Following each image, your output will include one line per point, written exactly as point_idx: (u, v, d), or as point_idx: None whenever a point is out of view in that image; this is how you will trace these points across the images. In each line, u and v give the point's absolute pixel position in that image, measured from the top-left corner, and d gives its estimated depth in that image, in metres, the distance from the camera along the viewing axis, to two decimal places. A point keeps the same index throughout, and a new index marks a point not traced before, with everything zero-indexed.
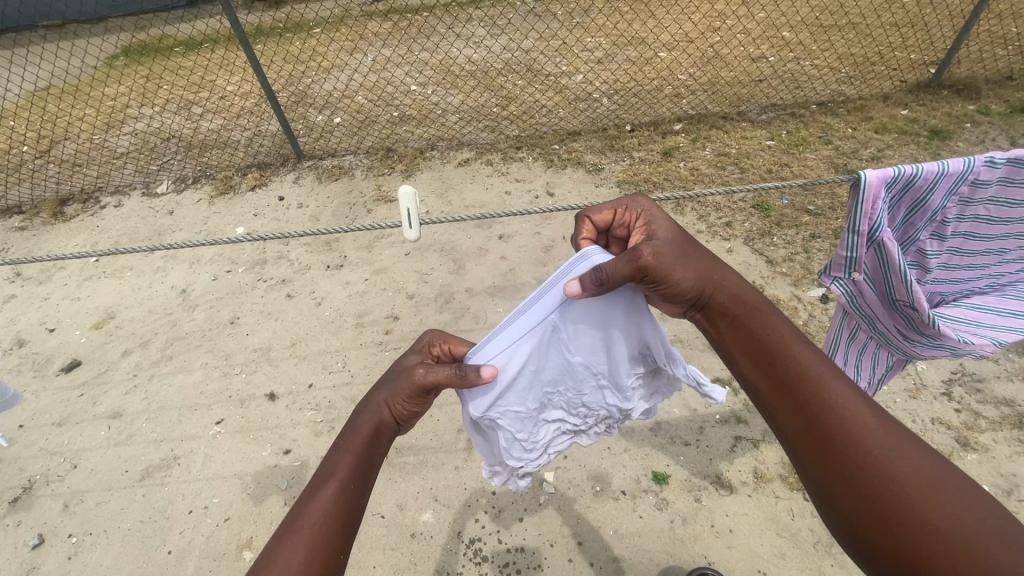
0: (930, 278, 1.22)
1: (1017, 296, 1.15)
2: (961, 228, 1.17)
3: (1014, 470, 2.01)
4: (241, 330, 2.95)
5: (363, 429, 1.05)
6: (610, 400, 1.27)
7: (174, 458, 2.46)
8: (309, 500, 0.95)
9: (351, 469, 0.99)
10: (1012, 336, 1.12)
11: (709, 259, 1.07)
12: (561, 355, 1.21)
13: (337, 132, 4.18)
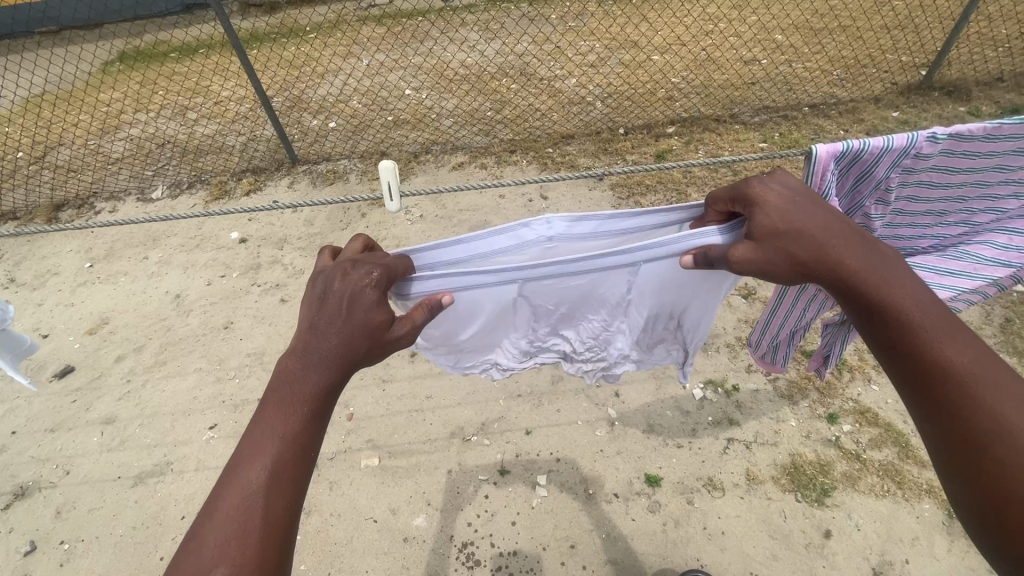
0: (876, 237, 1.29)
1: (955, 258, 1.23)
2: (904, 192, 1.22)
3: None
4: (235, 335, 2.94)
5: (308, 385, 0.91)
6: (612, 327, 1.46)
7: (166, 465, 2.46)
8: (241, 471, 0.83)
9: (295, 431, 0.87)
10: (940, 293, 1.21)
11: (835, 246, 0.96)
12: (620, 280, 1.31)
13: (331, 137, 4.19)
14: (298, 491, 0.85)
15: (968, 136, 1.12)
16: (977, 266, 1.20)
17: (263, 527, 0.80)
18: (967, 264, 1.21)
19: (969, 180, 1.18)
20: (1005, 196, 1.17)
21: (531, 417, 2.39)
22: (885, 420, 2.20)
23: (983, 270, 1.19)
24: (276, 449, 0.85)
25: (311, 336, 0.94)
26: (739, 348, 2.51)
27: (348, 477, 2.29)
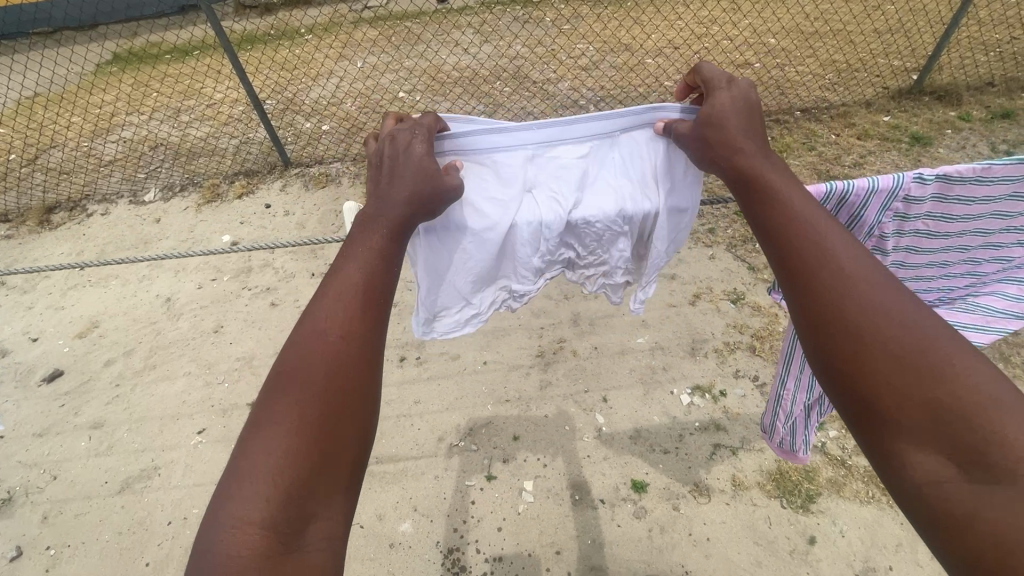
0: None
1: (965, 311, 1.26)
2: (904, 244, 1.20)
3: None
4: (225, 339, 2.94)
5: (385, 205, 0.85)
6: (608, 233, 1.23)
7: (153, 470, 2.46)
8: (338, 273, 0.78)
9: (384, 243, 0.81)
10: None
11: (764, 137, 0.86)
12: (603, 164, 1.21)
13: (324, 140, 4.19)
14: (391, 287, 0.79)
15: (956, 179, 1.11)
16: (989, 319, 1.23)
17: (363, 320, 0.74)
18: (979, 318, 1.23)
19: (968, 229, 1.18)
20: (1008, 244, 1.20)
21: (519, 423, 2.40)
22: None
23: (996, 324, 1.22)
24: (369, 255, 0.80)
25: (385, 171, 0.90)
26: (727, 354, 2.51)
27: None
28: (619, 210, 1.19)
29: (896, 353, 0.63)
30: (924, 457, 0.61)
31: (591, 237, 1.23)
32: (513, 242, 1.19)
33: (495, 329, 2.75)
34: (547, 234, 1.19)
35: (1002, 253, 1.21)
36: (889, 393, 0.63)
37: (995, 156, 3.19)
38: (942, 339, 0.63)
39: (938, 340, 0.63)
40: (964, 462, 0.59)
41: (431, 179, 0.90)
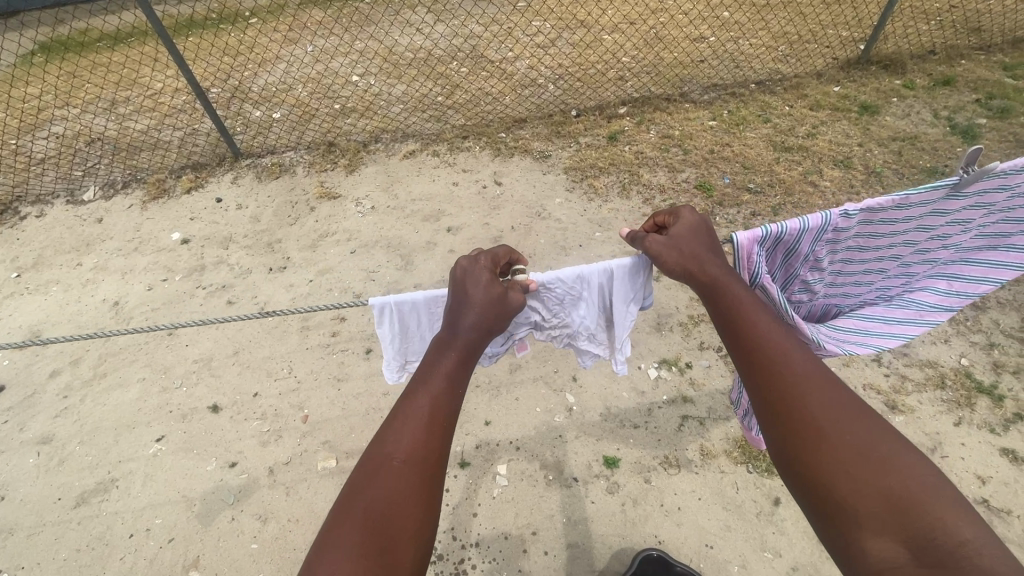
0: (819, 297, 1.40)
1: (899, 306, 1.30)
2: (837, 258, 1.34)
3: (936, 429, 2.14)
4: (180, 341, 2.81)
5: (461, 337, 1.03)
6: (572, 315, 1.38)
7: (111, 482, 2.35)
8: (406, 402, 0.94)
9: (450, 369, 0.99)
10: (893, 343, 1.26)
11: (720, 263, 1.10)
12: (559, 279, 1.30)
13: (275, 128, 4.01)
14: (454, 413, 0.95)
15: (878, 209, 1.25)
16: (921, 313, 1.27)
17: (432, 442, 0.90)
18: (913, 312, 1.27)
19: (894, 241, 1.31)
20: (934, 250, 1.30)
21: (490, 408, 2.38)
22: None
23: (927, 317, 1.26)
24: (435, 388, 0.96)
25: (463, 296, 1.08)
26: (692, 327, 2.55)
27: (305, 480, 2.28)
28: (575, 278, 1.31)
29: (848, 449, 0.84)
30: (882, 545, 0.78)
31: (552, 303, 1.34)
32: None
33: None
34: None
35: (930, 257, 1.30)
36: (852, 486, 0.82)
37: (938, 121, 3.31)
38: (892, 446, 0.84)
39: (883, 445, 0.84)
40: (916, 548, 0.75)
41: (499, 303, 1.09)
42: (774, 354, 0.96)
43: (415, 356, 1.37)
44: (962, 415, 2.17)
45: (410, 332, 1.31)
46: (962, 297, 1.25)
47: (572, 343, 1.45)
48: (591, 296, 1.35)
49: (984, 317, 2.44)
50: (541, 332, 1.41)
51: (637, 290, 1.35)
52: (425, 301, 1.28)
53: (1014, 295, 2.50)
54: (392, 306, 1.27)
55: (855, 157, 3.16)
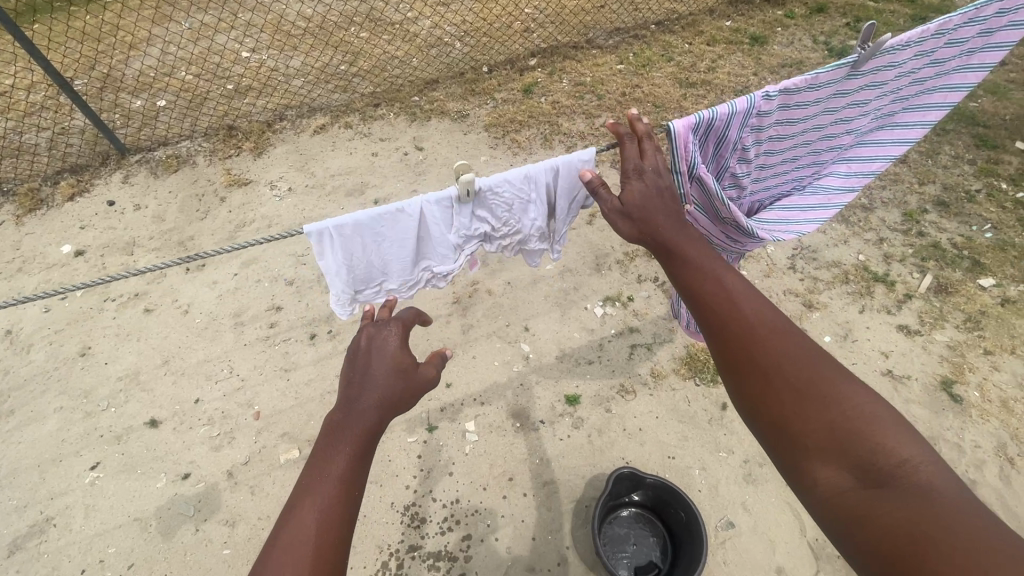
0: (746, 194, 1.47)
1: (813, 193, 1.49)
2: (762, 148, 1.39)
3: (847, 319, 2.41)
4: (97, 360, 2.56)
5: (359, 425, 0.97)
6: (520, 219, 1.41)
7: (47, 521, 2.14)
8: (291, 516, 0.85)
9: (344, 467, 0.92)
10: (811, 226, 1.43)
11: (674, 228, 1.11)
12: (505, 182, 1.30)
13: (162, 117, 3.62)
14: (344, 529, 0.87)
15: (794, 91, 1.30)
16: (830, 197, 1.47)
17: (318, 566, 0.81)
18: (824, 197, 1.47)
19: (807, 127, 1.40)
20: (837, 135, 1.47)
21: (448, 369, 2.39)
22: None
23: (836, 199, 1.47)
24: (326, 491, 0.88)
25: (362, 377, 1.03)
26: (629, 263, 2.68)
27: (269, 475, 2.20)
28: (522, 179, 1.31)
29: (794, 389, 0.89)
30: (831, 471, 0.84)
31: (502, 209, 1.35)
32: (427, 219, 1.30)
33: None
34: (458, 213, 1.32)
35: (834, 142, 1.48)
36: (800, 424, 0.88)
37: (818, 46, 3.59)
38: (835, 380, 0.88)
39: (827, 380, 0.89)
40: (858, 472, 0.81)
41: (398, 386, 1.04)
42: (721, 301, 1.00)
43: (361, 282, 1.36)
44: (865, 303, 2.46)
45: (353, 259, 1.28)
46: (860, 177, 1.50)
47: (523, 246, 1.50)
48: (537, 199, 1.38)
49: (873, 217, 2.75)
50: (490, 240, 1.43)
51: (585, 185, 1.39)
52: (367, 218, 1.24)
53: (894, 194, 2.84)
54: (330, 231, 1.21)
55: (752, 86, 3.38)
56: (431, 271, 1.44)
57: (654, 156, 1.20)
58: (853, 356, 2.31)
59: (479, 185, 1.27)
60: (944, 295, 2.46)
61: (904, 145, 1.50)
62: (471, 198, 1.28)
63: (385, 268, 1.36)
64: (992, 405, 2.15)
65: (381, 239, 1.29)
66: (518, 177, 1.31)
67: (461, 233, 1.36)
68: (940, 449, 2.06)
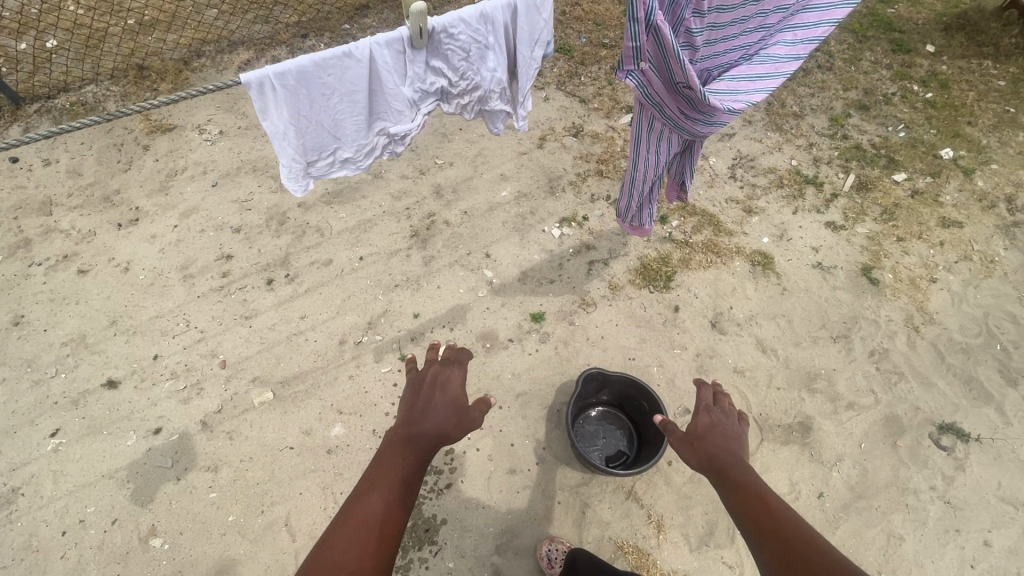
0: (699, 59, 1.56)
1: (761, 62, 1.51)
2: (714, 3, 1.46)
3: (782, 220, 2.62)
4: (34, 328, 2.39)
5: (426, 435, 0.94)
6: (477, 70, 1.51)
7: (13, 492, 2.05)
8: (355, 506, 0.83)
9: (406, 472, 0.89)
10: (758, 96, 1.49)
11: (735, 454, 1.04)
12: (461, 26, 1.39)
13: (58, 59, 3.22)
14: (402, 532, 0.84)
15: None
16: (778, 65, 1.50)
17: (376, 557, 0.79)
18: (771, 66, 1.50)
19: None
20: None
21: (414, 301, 2.44)
22: (701, 208, 2.64)
23: (782, 68, 1.50)
24: (391, 490, 0.86)
25: (424, 391, 1.01)
26: (581, 184, 2.75)
27: (245, 420, 2.20)
28: (477, 19, 1.40)
29: None
30: None
31: (459, 56, 1.44)
32: (378, 67, 1.37)
33: (360, 223, 2.65)
34: (413, 59, 1.40)
35: (782, 4, 1.46)
36: None
37: None
38: None
39: None
40: None
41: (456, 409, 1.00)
42: (778, 519, 0.88)
43: (311, 147, 1.43)
44: (798, 204, 2.66)
45: (303, 112, 1.35)
46: (806, 44, 1.49)
47: (480, 104, 1.62)
48: (491, 46, 1.48)
49: (804, 124, 2.92)
50: (447, 94, 1.53)
51: (534, 31, 1.52)
52: (313, 66, 1.29)
53: (822, 101, 3.01)
54: (272, 79, 1.25)
55: None
56: (388, 132, 1.52)
57: (727, 404, 1.16)
58: (788, 254, 2.53)
59: (436, 26, 1.35)
60: (865, 192, 2.69)
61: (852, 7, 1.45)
62: (426, 41, 1.36)
63: (338, 127, 1.43)
64: (903, 284, 2.44)
65: (334, 88, 1.35)
66: (473, 19, 1.39)
67: (415, 85, 1.46)
68: (861, 326, 2.34)
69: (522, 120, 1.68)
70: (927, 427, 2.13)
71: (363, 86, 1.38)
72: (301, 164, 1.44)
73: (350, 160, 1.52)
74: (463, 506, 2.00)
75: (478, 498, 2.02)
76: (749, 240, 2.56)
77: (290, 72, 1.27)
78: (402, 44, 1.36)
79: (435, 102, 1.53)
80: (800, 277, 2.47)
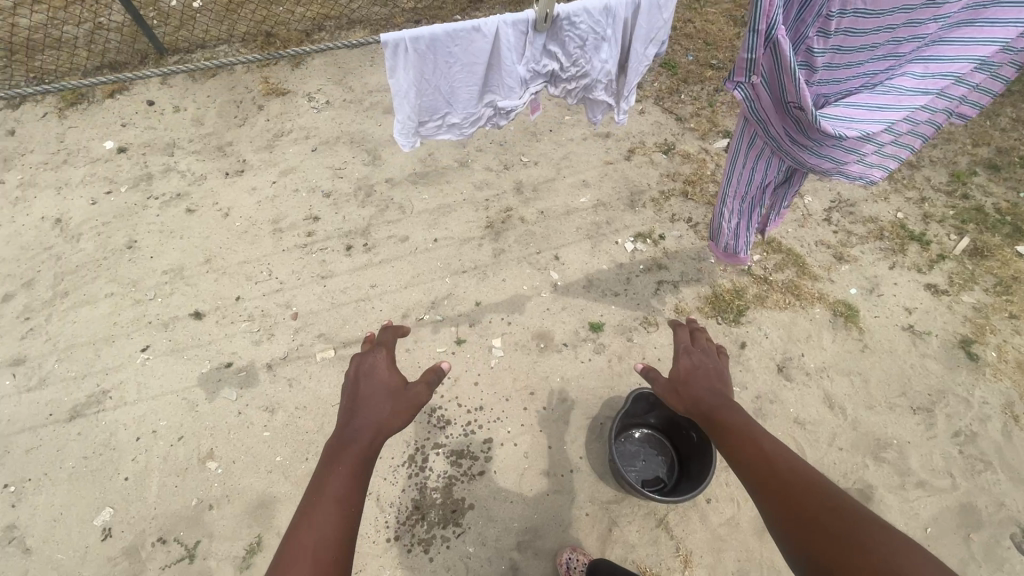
0: (816, 81, 1.44)
1: (883, 92, 1.43)
2: (843, 24, 1.35)
3: (876, 273, 2.44)
4: (143, 254, 2.66)
5: (361, 444, 0.94)
6: (591, 59, 1.51)
7: (103, 393, 2.29)
8: (292, 536, 0.79)
9: (342, 487, 0.87)
10: (874, 126, 1.41)
11: (716, 381, 1.18)
12: (584, 15, 1.40)
13: (201, 18, 3.55)
14: (345, 544, 0.81)
15: None
16: (901, 98, 1.41)
17: None
18: (893, 97, 1.42)
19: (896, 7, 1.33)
20: (925, 23, 1.36)
21: (478, 290, 2.48)
22: (786, 246, 2.51)
23: (906, 101, 1.42)
24: (328, 510, 0.83)
25: (357, 402, 1.02)
26: (663, 202, 2.70)
27: (305, 371, 2.33)
28: (600, 12, 1.41)
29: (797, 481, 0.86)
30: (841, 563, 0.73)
31: (576, 44, 1.46)
32: (501, 45, 1.41)
33: (440, 207, 2.73)
34: (532, 41, 1.43)
35: (919, 32, 1.37)
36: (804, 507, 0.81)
37: None
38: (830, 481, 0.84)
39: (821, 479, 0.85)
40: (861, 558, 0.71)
41: (395, 396, 1.05)
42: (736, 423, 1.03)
43: (425, 110, 1.50)
44: (897, 260, 2.47)
45: (425, 77, 1.42)
46: (938, 78, 1.40)
47: (585, 92, 1.62)
48: (609, 39, 1.48)
49: (918, 175, 2.70)
50: (557, 78, 1.55)
51: (655, 29, 1.50)
52: (444, 36, 1.36)
53: (944, 153, 2.77)
54: (406, 43, 1.33)
55: None
56: (496, 106, 1.56)
57: (703, 342, 1.30)
58: (877, 310, 2.35)
59: (561, 13, 1.37)
60: (978, 258, 2.45)
61: (998, 44, 1.36)
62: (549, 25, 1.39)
63: (452, 94, 1.49)
64: (1007, 366, 2.20)
65: (457, 58, 1.41)
66: (597, 12, 1.41)
67: (530, 65, 1.49)
68: (948, 402, 2.14)
69: (622, 113, 1.67)
70: (1009, 527, 1.92)
71: (483, 59, 1.43)
72: (412, 125, 1.50)
73: (456, 125, 1.57)
74: (492, 496, 2.02)
75: (507, 492, 2.03)
76: (835, 288, 2.40)
77: (423, 38, 1.34)
78: (526, 26, 1.40)
79: (543, 83, 1.56)
80: (887, 337, 2.29)
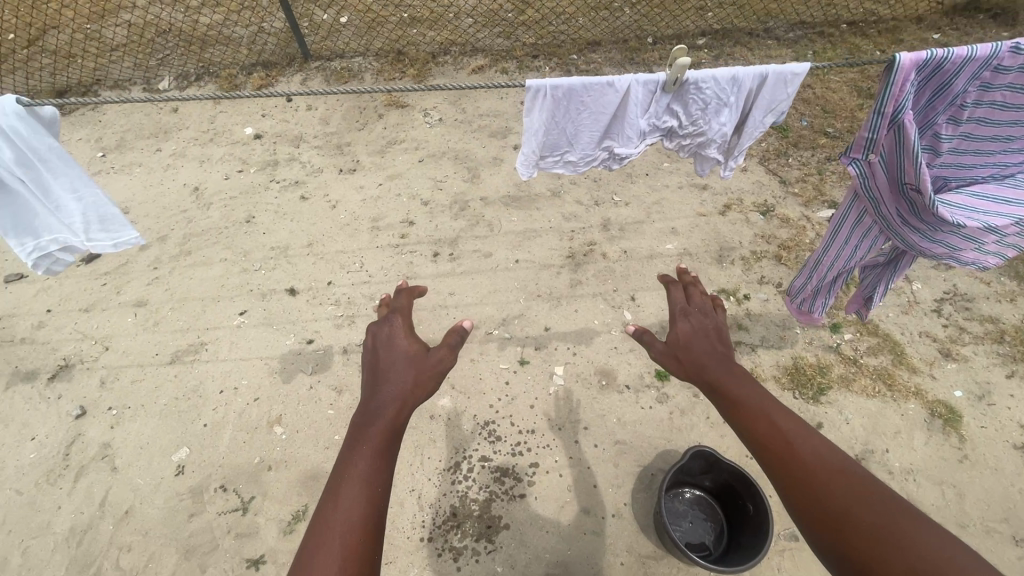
0: (938, 165, 1.40)
1: (1013, 187, 1.35)
2: (976, 113, 1.31)
3: (987, 379, 2.20)
4: (258, 229, 2.97)
5: (382, 422, 0.90)
6: (710, 121, 1.53)
7: (201, 345, 2.55)
8: (321, 522, 0.77)
9: (366, 469, 0.83)
10: (1000, 220, 1.32)
11: (718, 348, 1.03)
12: (712, 81, 1.43)
13: (345, 32, 3.97)
14: (373, 528, 0.78)
15: None
16: None
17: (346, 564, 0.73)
18: None
19: None
20: None
21: (549, 316, 2.52)
22: (884, 331, 2.34)
23: None
24: (354, 492, 0.80)
25: (376, 377, 0.98)
26: (752, 262, 2.62)
27: None
28: (728, 80, 1.44)
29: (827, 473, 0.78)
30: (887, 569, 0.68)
31: (698, 106, 1.49)
32: (629, 100, 1.48)
33: (526, 230, 2.82)
34: (658, 99, 1.49)
35: None
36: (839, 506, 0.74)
37: None
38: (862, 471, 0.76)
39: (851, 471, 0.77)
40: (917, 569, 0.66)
41: (415, 364, 1.00)
42: (751, 400, 0.90)
43: (548, 147, 1.60)
44: (1015, 368, 2.22)
45: (554, 119, 1.51)
46: None
47: (699, 149, 1.64)
48: (733, 104, 1.50)
49: None
50: (674, 135, 1.58)
51: (779, 101, 1.49)
52: (579, 87, 1.45)
53: None
54: (545, 90, 1.44)
55: None
56: (612, 151, 1.62)
57: (698, 298, 1.12)
58: (983, 419, 2.11)
59: (689, 77, 1.42)
60: None
61: None
62: (677, 88, 1.44)
63: (575, 136, 1.58)
64: None
65: (587, 106, 1.49)
66: (725, 80, 1.43)
67: (651, 121, 1.54)
68: None
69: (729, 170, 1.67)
70: None
71: (609, 110, 1.50)
72: (533, 158, 1.60)
73: (572, 163, 1.65)
74: (529, 521, 2.01)
75: (545, 521, 2.01)
76: (935, 386, 2.20)
77: (561, 88, 1.45)
78: (655, 85, 1.45)
79: (660, 138, 1.60)
80: (992, 451, 2.04)
